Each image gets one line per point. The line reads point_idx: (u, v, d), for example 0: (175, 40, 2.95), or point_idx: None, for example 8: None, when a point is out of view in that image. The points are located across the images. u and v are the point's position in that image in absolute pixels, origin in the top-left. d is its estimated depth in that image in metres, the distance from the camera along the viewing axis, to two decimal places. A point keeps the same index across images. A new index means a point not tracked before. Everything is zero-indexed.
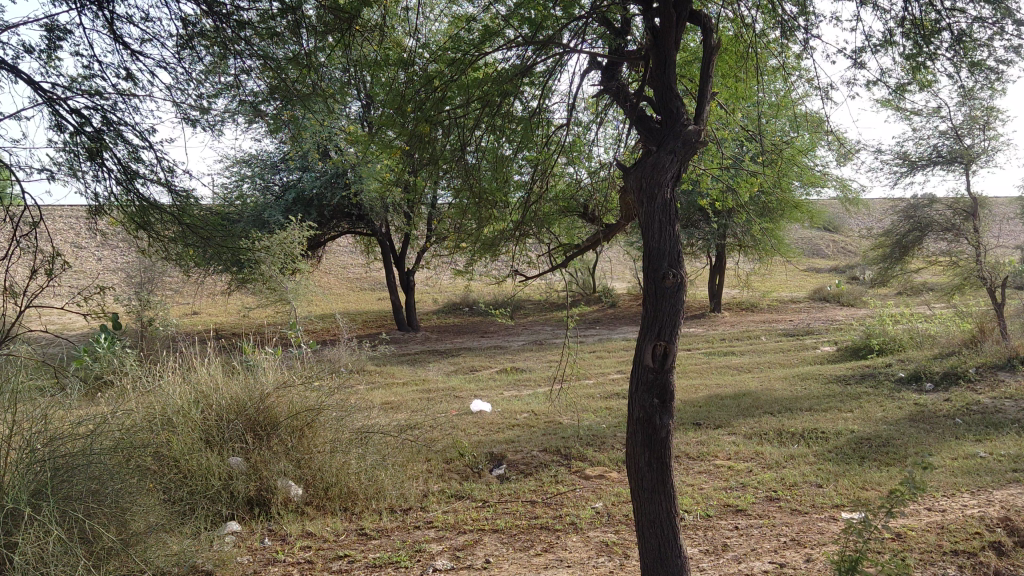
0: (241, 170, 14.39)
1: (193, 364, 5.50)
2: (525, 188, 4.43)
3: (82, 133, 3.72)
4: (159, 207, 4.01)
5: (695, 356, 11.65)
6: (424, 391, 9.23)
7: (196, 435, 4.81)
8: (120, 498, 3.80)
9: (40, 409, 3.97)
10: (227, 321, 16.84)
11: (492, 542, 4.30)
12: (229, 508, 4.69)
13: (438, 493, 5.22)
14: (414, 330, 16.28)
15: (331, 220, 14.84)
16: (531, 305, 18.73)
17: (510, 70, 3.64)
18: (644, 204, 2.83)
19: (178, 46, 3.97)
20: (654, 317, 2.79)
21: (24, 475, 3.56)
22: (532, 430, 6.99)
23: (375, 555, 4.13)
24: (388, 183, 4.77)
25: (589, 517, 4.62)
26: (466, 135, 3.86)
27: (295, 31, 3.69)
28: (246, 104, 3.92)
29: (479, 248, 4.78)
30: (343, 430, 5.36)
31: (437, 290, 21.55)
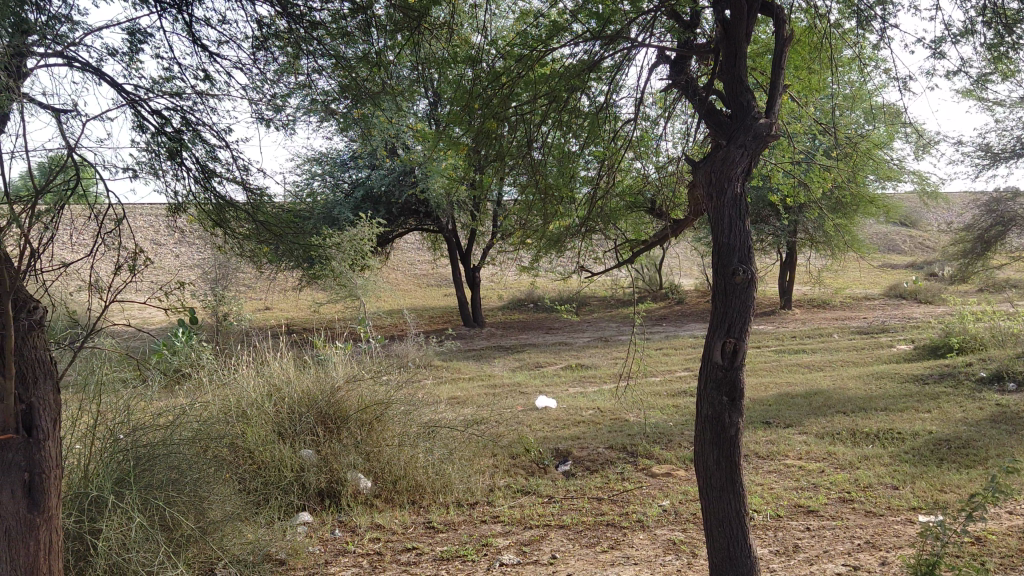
0: (312, 168, 14.69)
1: (266, 358, 5.65)
2: (592, 184, 4.43)
3: (163, 134, 3.72)
4: (235, 205, 4.09)
5: (764, 354, 11.47)
6: (489, 387, 9.28)
7: (268, 427, 4.93)
8: (198, 488, 3.93)
9: (123, 401, 4.16)
10: (298, 316, 17.20)
11: (558, 538, 4.30)
12: (301, 499, 4.79)
13: (505, 488, 5.24)
14: (480, 326, 16.36)
15: (399, 218, 15.02)
16: (596, 301, 18.67)
17: (577, 66, 3.64)
18: (714, 199, 2.81)
19: (253, 47, 3.90)
20: (723, 313, 2.77)
21: (109, 464, 3.75)
22: (597, 426, 6.97)
23: (442, 549, 4.17)
24: (455, 181, 4.82)
25: (656, 515, 4.59)
26: (532, 131, 3.87)
27: (364, 31, 3.72)
28: (318, 104, 3.89)
29: (545, 243, 4.80)
30: (411, 423, 5.41)
31: (503, 287, 21.63)
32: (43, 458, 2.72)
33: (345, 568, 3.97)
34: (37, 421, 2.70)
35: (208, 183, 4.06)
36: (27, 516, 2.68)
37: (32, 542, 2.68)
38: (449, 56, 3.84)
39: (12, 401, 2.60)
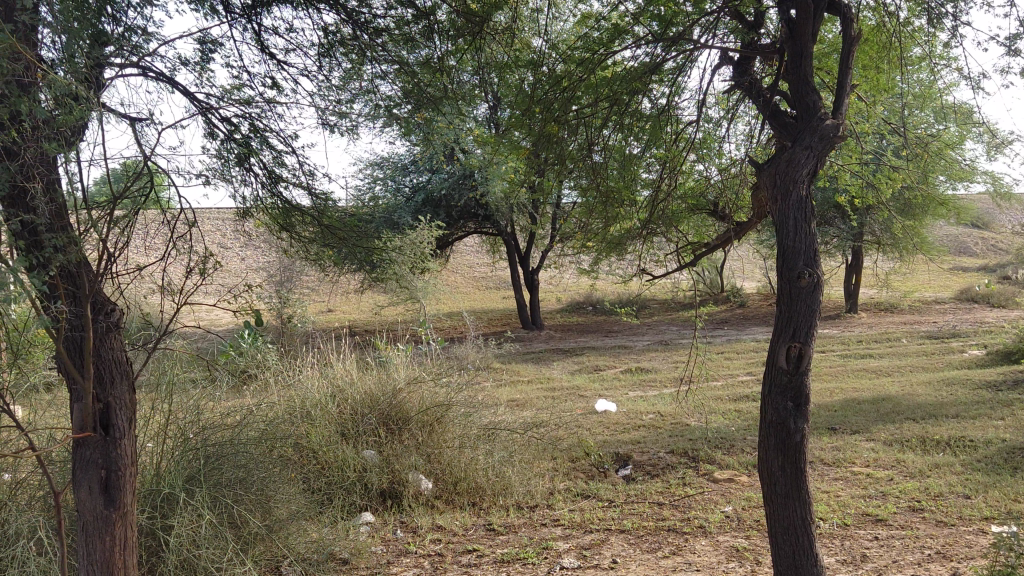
0: (374, 172, 14.93)
1: (330, 359, 5.76)
2: (652, 186, 4.41)
3: (233, 140, 3.79)
4: (301, 209, 4.16)
5: (830, 358, 11.24)
6: (549, 390, 9.28)
7: (332, 428, 5.02)
8: (265, 487, 4.02)
9: (193, 400, 4.28)
10: (360, 318, 17.45)
11: (619, 543, 4.28)
12: (363, 499, 4.87)
13: (565, 492, 5.24)
14: (538, 329, 16.36)
15: (459, 221, 15.14)
16: (656, 304, 18.52)
17: (639, 68, 3.63)
18: (779, 201, 2.78)
19: (319, 54, 3.94)
20: (789, 317, 2.74)
21: (180, 462, 3.86)
22: (658, 431, 6.92)
23: (502, 551, 4.19)
24: (515, 184, 4.85)
25: (719, 521, 4.54)
26: (593, 134, 3.87)
27: (427, 36, 3.75)
28: (381, 110, 3.92)
29: (606, 246, 4.79)
30: (472, 425, 5.43)
31: (562, 290, 21.60)
32: (120, 456, 2.81)
33: (407, 569, 4.01)
34: (114, 420, 2.79)
35: (275, 187, 4.12)
36: (103, 512, 2.79)
37: (108, 537, 2.79)
38: (511, 60, 3.86)
39: (90, 400, 2.69)
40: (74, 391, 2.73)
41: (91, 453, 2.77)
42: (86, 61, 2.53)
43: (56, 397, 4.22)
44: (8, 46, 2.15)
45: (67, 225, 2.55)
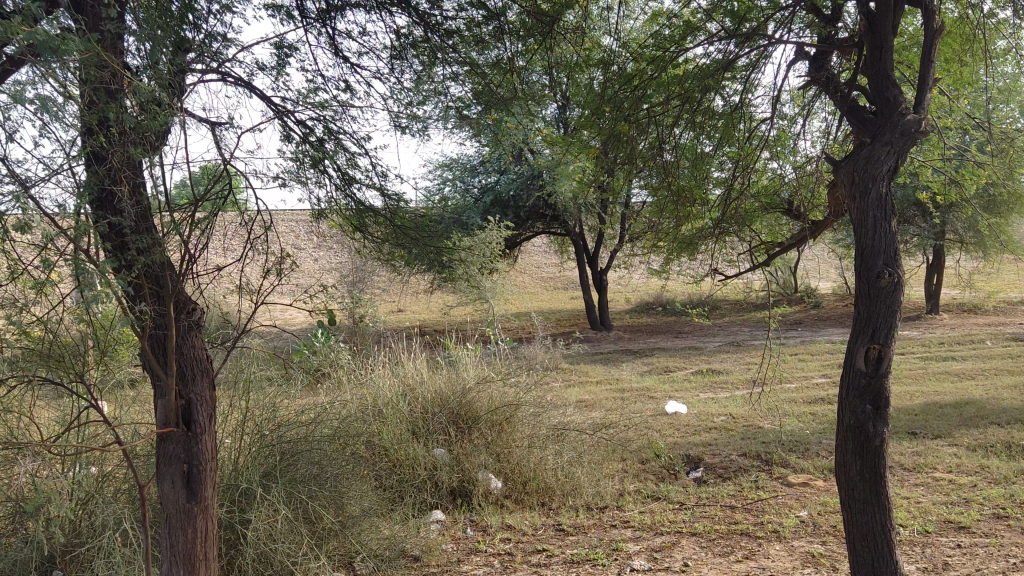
0: (443, 173, 15.07)
1: (401, 358, 5.82)
2: (725, 185, 4.34)
3: (308, 143, 3.86)
4: (373, 210, 4.22)
5: (909, 361, 10.91)
6: (618, 391, 9.23)
7: (403, 426, 5.08)
8: (339, 484, 4.09)
9: (269, 398, 4.38)
10: (429, 319, 17.63)
11: (690, 545, 4.23)
12: (434, 497, 4.92)
13: (635, 493, 5.20)
14: (607, 329, 16.27)
15: (527, 222, 15.17)
16: (728, 305, 18.25)
17: (713, 65, 3.58)
18: (858, 199, 2.71)
19: (391, 57, 3.98)
20: (867, 317, 2.67)
21: (257, 458, 3.96)
22: (730, 433, 6.81)
23: (572, 551, 4.18)
24: (585, 184, 4.84)
25: (794, 525, 4.45)
26: (665, 133, 3.83)
27: (497, 37, 3.76)
28: (452, 111, 3.94)
29: (677, 245, 4.74)
30: (541, 425, 5.43)
31: (631, 290, 21.45)
32: (201, 452, 2.89)
33: (477, 567, 4.03)
34: (195, 416, 2.87)
35: (349, 189, 4.17)
36: (185, 506, 2.87)
37: (190, 530, 2.87)
38: (581, 60, 3.85)
39: (173, 397, 2.77)
40: (158, 388, 2.82)
41: (173, 448, 2.85)
42: (168, 66, 2.60)
43: (139, 392, 4.36)
44: (96, 53, 2.22)
45: (151, 226, 2.63)
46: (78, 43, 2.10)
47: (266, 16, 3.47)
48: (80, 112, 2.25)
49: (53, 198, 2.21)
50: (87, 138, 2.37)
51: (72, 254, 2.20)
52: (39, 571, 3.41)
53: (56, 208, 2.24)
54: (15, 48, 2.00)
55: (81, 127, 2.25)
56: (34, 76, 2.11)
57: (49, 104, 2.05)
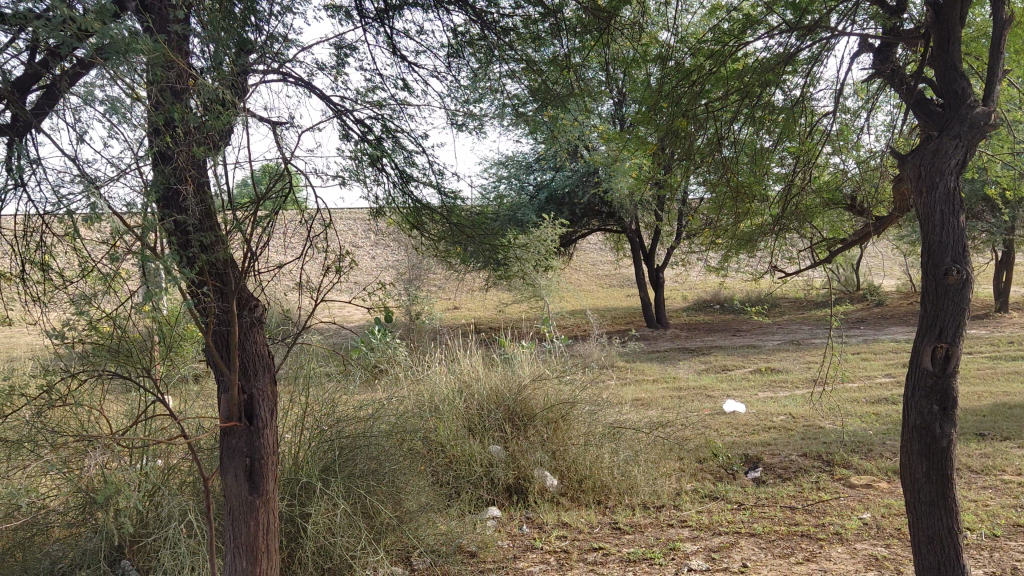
0: (499, 171, 15.13)
1: (457, 355, 5.85)
2: (785, 180, 4.27)
3: (367, 141, 3.89)
4: (431, 208, 4.24)
5: (978, 360, 10.59)
6: (675, 389, 9.16)
7: (459, 423, 5.10)
8: (397, 479, 4.13)
9: (328, 394, 4.44)
10: (485, 316, 17.70)
11: (749, 546, 4.18)
12: (490, 494, 4.94)
13: (692, 493, 5.15)
14: (663, 327, 16.14)
15: (582, 219, 15.13)
16: (787, 303, 17.97)
17: (773, 59, 3.52)
18: (924, 193, 2.64)
19: (448, 55, 3.99)
20: (935, 316, 2.60)
21: (317, 453, 4.02)
22: (790, 433, 6.71)
23: (629, 550, 4.15)
24: (642, 180, 4.80)
25: (856, 528, 4.36)
26: (723, 128, 3.77)
27: (554, 34, 3.74)
28: (508, 108, 3.94)
29: (736, 242, 4.68)
30: (597, 423, 5.40)
31: (688, 288, 21.24)
32: (264, 446, 2.94)
33: (533, 564, 4.03)
34: (257, 410, 2.92)
35: (407, 187, 4.19)
36: (248, 498, 2.92)
37: (253, 522, 2.93)
38: (638, 55, 3.82)
39: (236, 391, 2.82)
40: (221, 383, 2.87)
41: (237, 442, 2.91)
42: (231, 67, 2.65)
43: (202, 387, 4.47)
44: (162, 55, 2.27)
45: (214, 225, 2.68)
46: (146, 45, 2.15)
47: (326, 16, 3.51)
48: (147, 113, 2.30)
49: (121, 197, 2.27)
50: (154, 139, 2.43)
51: (139, 252, 2.25)
52: (107, 560, 3.51)
53: (124, 207, 2.30)
54: (85, 50, 2.05)
55: (148, 128, 2.31)
56: (102, 78, 2.17)
57: (116, 105, 2.10)
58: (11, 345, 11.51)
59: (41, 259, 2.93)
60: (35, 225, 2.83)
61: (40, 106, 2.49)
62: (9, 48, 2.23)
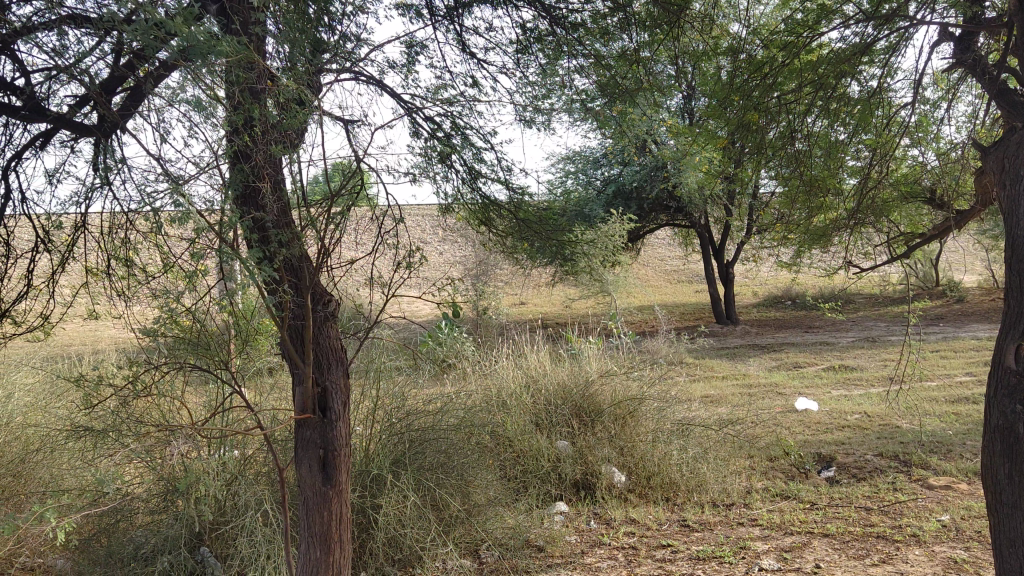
0: (566, 166, 15.09)
1: (524, 350, 5.87)
2: (861, 173, 4.17)
3: (436, 138, 3.91)
4: (499, 204, 4.25)
5: None
6: (745, 386, 9.03)
7: (527, 417, 5.12)
8: (465, 472, 4.18)
9: (398, 387, 4.50)
10: (552, 311, 17.70)
11: (822, 547, 4.10)
12: (557, 489, 4.95)
13: (763, 492, 5.07)
14: (733, 323, 15.92)
15: (650, 214, 14.99)
16: (863, 299, 17.52)
17: (849, 49, 3.44)
18: (1008, 187, 2.55)
19: (516, 52, 3.99)
20: (1019, 312, 2.51)
21: (387, 445, 4.10)
22: (865, 432, 6.56)
23: (698, 548, 4.12)
24: (712, 173, 4.74)
25: (934, 530, 4.24)
26: (797, 121, 3.70)
27: (623, 28, 3.72)
28: (577, 104, 3.93)
29: (810, 236, 4.59)
30: (665, 420, 5.35)
31: (759, 283, 20.90)
32: (336, 437, 3.00)
33: (602, 560, 4.03)
34: (330, 402, 2.98)
35: (475, 184, 4.21)
36: (321, 489, 2.99)
37: (326, 512, 2.99)
38: (708, 47, 3.76)
39: (309, 384, 2.89)
40: (296, 375, 2.94)
41: (310, 433, 2.98)
42: (307, 66, 2.71)
43: (276, 380, 4.57)
44: (242, 56, 2.33)
45: (290, 221, 2.74)
46: (226, 47, 2.22)
47: (397, 15, 3.55)
48: (226, 112, 2.37)
49: (200, 195, 2.34)
50: (233, 137, 2.50)
51: (219, 247, 2.32)
52: (188, 546, 3.61)
53: (203, 204, 2.37)
54: (169, 53, 2.12)
55: (228, 127, 2.38)
56: (184, 79, 2.24)
57: (197, 105, 2.17)
58: (97, 338, 11.97)
59: (126, 255, 3.04)
60: (120, 222, 2.94)
61: (125, 107, 2.58)
62: (97, 52, 2.32)
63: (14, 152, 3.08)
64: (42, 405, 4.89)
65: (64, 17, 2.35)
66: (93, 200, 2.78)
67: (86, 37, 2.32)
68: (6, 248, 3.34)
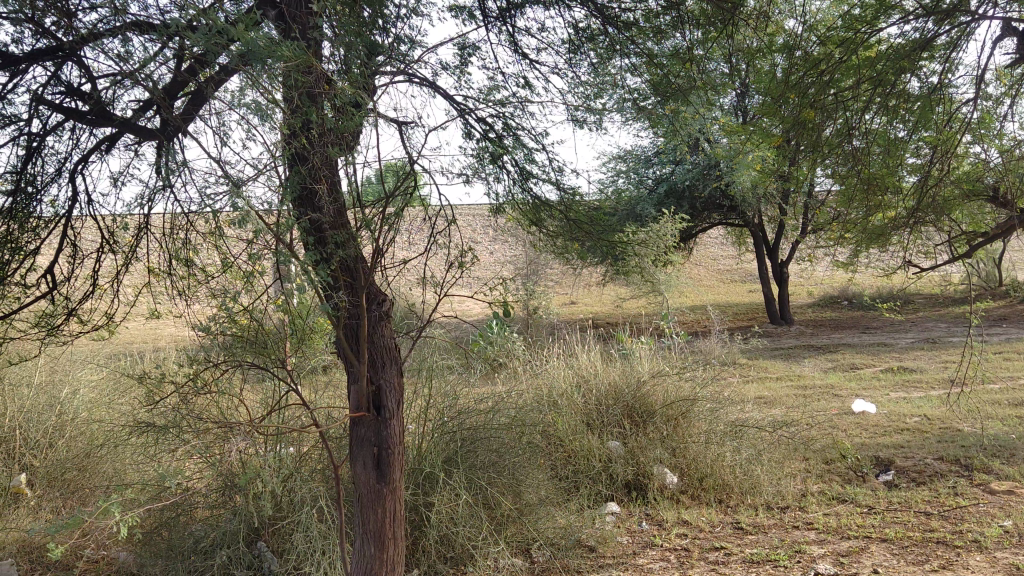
0: (617, 165, 15.03)
1: (575, 350, 5.86)
2: (921, 170, 4.08)
3: (488, 139, 3.92)
4: (550, 204, 4.25)
5: None
6: (800, 388, 8.89)
7: (577, 418, 5.12)
8: (517, 471, 4.19)
9: (449, 386, 4.54)
10: (603, 310, 17.62)
11: (880, 551, 4.03)
12: (609, 489, 4.94)
13: (818, 495, 5.00)
14: (788, 323, 15.68)
15: (702, 213, 14.85)
16: (922, 300, 17.13)
17: (908, 45, 3.38)
18: None
19: (569, 51, 3.98)
20: None
21: (438, 443, 4.13)
22: (924, 435, 6.42)
23: (752, 551, 4.08)
24: (766, 172, 4.68)
25: (997, 536, 4.14)
26: (854, 118, 3.64)
27: (676, 27, 3.70)
28: (629, 103, 3.90)
29: (866, 236, 4.50)
30: (718, 421, 5.29)
31: (814, 283, 20.55)
32: (390, 435, 3.04)
33: (654, 561, 4.01)
34: (385, 401, 3.02)
35: (526, 184, 4.20)
36: (376, 486, 3.02)
37: (380, 509, 3.03)
38: (764, 45, 3.73)
39: (364, 383, 2.93)
40: (351, 374, 2.99)
41: (365, 431, 3.02)
42: (362, 69, 2.74)
43: (331, 378, 4.64)
44: (300, 60, 2.38)
45: (346, 222, 2.79)
46: (285, 52, 2.26)
47: (450, 17, 3.57)
48: (285, 116, 2.42)
49: (259, 197, 2.39)
50: (291, 139, 2.54)
51: (277, 248, 2.36)
52: (246, 540, 3.68)
53: (261, 206, 2.41)
54: (231, 58, 2.17)
55: (286, 130, 2.42)
56: (245, 84, 2.29)
57: (257, 109, 2.21)
58: (157, 337, 12.23)
59: (187, 255, 3.12)
60: (182, 224, 3.01)
61: (186, 111, 2.65)
62: (159, 58, 2.38)
63: (80, 156, 3.18)
64: (105, 401, 5.02)
65: (129, 24, 2.43)
66: (155, 202, 2.86)
67: (150, 43, 2.39)
68: (73, 249, 3.44)
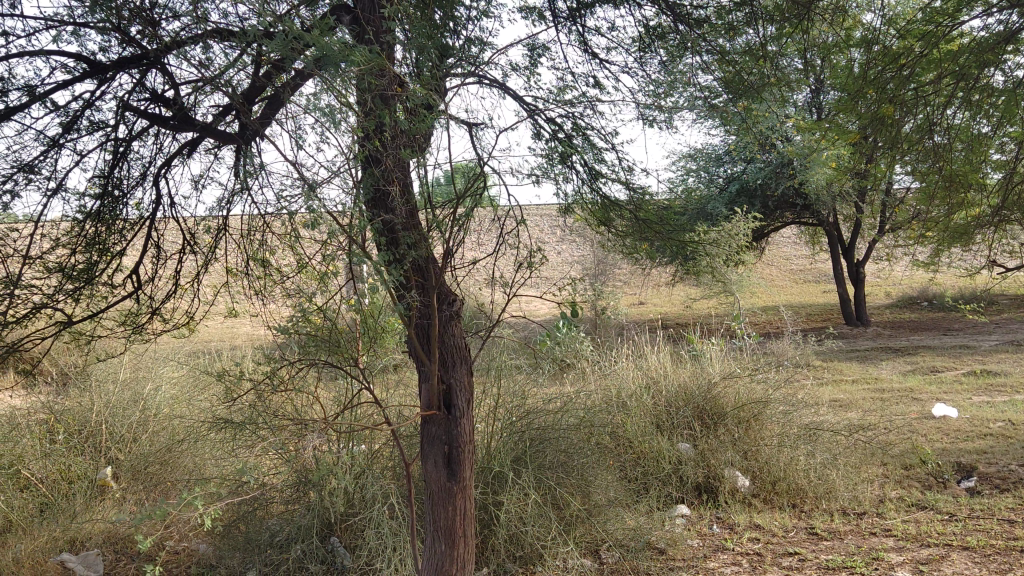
0: (687, 164, 14.85)
1: (645, 351, 5.82)
2: (1006, 166, 3.93)
3: (557, 139, 3.91)
4: (619, 204, 4.23)
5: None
6: (877, 391, 8.66)
7: (647, 419, 5.08)
8: (586, 471, 4.18)
9: (518, 386, 4.55)
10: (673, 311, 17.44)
11: (962, 560, 3.90)
12: (680, 491, 4.90)
13: (897, 500, 4.87)
14: (864, 324, 15.28)
15: (775, 212, 14.57)
16: (1008, 301, 16.50)
17: (992, 37, 3.26)
18: None
19: (639, 49, 3.94)
20: None
21: (507, 443, 4.15)
22: (1010, 441, 6.18)
23: (827, 557, 3.99)
24: (842, 169, 4.57)
25: None
26: (935, 113, 3.54)
27: (748, 23, 3.63)
28: (699, 101, 3.84)
29: (948, 235, 4.37)
30: (792, 424, 5.18)
31: (892, 283, 19.98)
32: (460, 434, 3.07)
33: (724, 565, 3.95)
34: (455, 400, 3.05)
35: (595, 184, 4.18)
36: (447, 484, 3.06)
37: (450, 507, 3.06)
38: (840, 40, 3.64)
39: (435, 382, 2.96)
40: (422, 372, 3.02)
41: (436, 429, 3.05)
42: (434, 72, 2.77)
43: (402, 378, 4.70)
44: (374, 64, 2.41)
45: (418, 223, 2.82)
46: (359, 56, 2.30)
47: (520, 17, 3.58)
48: (359, 119, 2.46)
49: (333, 199, 2.42)
50: (365, 142, 2.58)
51: (350, 248, 2.41)
52: (320, 535, 3.76)
53: (335, 207, 2.45)
54: (307, 64, 2.22)
55: (360, 133, 2.46)
56: (319, 88, 2.33)
57: (330, 113, 2.25)
58: (233, 335, 12.55)
59: (264, 256, 3.20)
60: (259, 225, 3.09)
61: (264, 114, 2.72)
62: (238, 64, 2.45)
63: (164, 160, 3.29)
64: (186, 398, 5.18)
65: (210, 31, 2.50)
66: (234, 204, 2.94)
67: (229, 49, 2.45)
68: (157, 250, 3.56)
